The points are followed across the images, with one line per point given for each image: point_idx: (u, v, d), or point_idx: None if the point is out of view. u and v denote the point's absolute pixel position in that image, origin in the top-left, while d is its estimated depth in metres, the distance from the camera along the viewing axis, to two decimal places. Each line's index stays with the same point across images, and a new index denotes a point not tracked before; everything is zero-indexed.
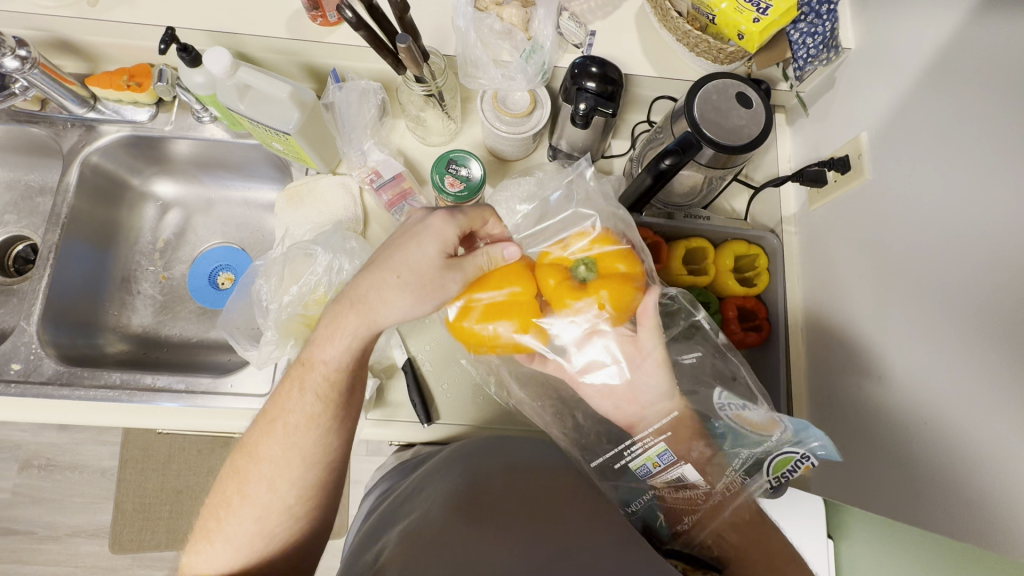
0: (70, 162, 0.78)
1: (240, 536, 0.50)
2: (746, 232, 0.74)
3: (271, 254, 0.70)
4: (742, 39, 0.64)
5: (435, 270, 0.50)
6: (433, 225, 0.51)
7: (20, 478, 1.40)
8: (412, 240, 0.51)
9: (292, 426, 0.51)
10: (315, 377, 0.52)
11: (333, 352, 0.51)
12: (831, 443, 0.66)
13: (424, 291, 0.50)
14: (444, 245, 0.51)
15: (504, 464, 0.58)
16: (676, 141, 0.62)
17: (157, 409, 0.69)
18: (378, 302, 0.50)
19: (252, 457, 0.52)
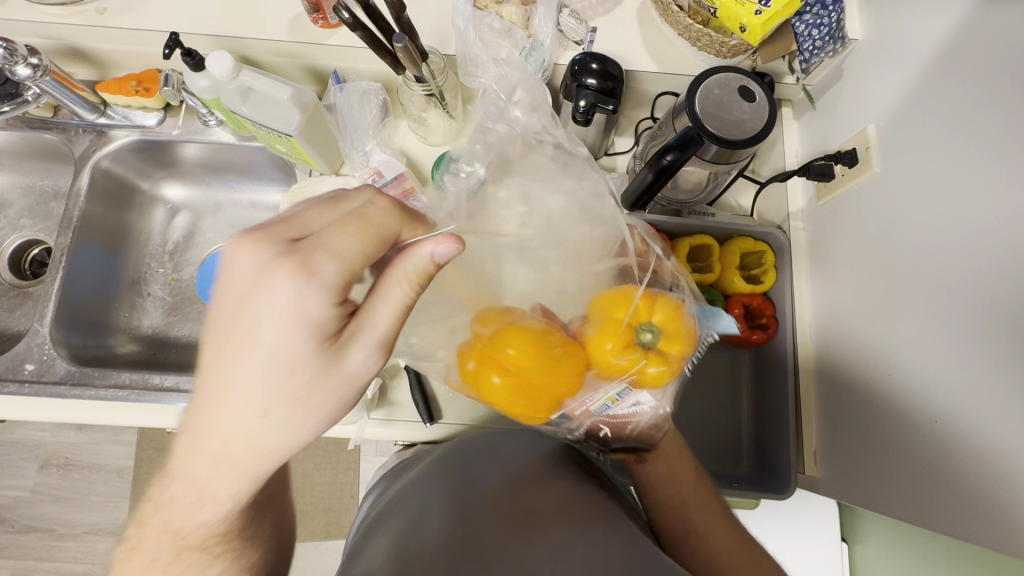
0: (82, 167, 0.80)
1: None
2: (752, 228, 0.73)
3: None
4: (743, 31, 0.63)
5: (326, 365, 0.40)
6: (291, 311, 0.38)
7: (40, 476, 1.43)
8: (266, 339, 0.38)
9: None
10: (185, 544, 0.42)
11: (207, 517, 0.41)
12: (840, 443, 0.64)
13: (323, 393, 0.40)
14: (325, 327, 0.39)
15: (499, 466, 0.58)
16: (678, 137, 0.61)
17: (166, 408, 0.70)
18: (253, 434, 0.39)
19: None
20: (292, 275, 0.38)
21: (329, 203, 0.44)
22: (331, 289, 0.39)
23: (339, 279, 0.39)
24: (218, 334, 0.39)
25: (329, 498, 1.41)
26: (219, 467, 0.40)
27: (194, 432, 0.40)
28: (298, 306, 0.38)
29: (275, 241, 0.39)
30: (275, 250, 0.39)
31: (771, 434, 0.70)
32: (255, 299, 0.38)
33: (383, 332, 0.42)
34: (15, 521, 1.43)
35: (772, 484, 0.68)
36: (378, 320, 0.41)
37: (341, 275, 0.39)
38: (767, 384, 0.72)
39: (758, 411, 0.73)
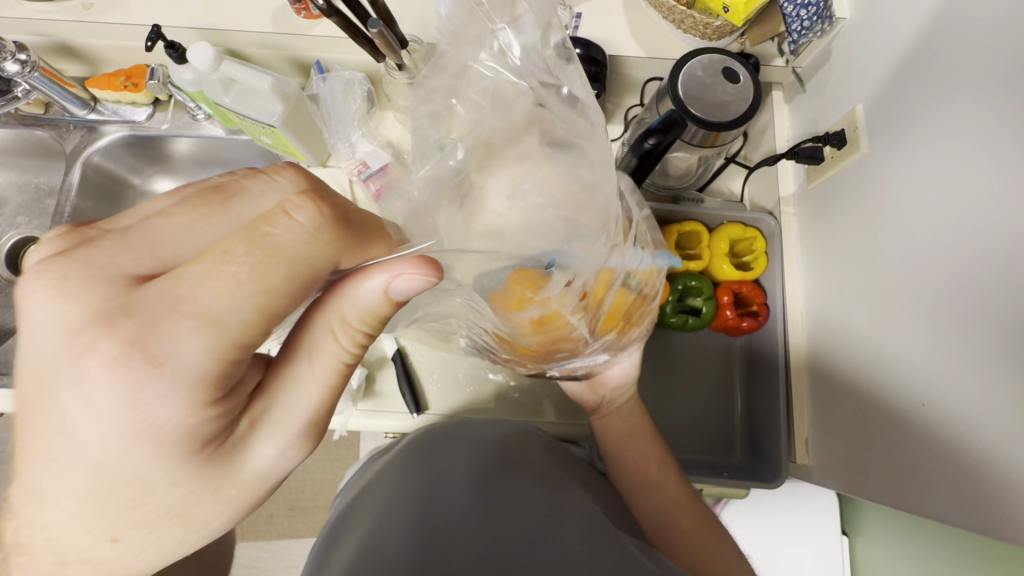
0: (73, 162, 0.81)
1: None
2: (742, 214, 0.71)
3: None
4: (727, 11, 0.63)
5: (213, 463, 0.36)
6: (141, 419, 0.32)
7: None
8: (112, 439, 0.32)
9: None
10: None
11: None
12: (830, 430, 0.63)
13: (211, 494, 0.37)
14: (195, 425, 0.34)
15: (461, 446, 0.60)
16: (661, 120, 0.60)
17: None
18: (117, 550, 0.36)
19: None
20: (128, 367, 0.30)
21: (201, 236, 0.35)
22: (195, 383, 0.32)
23: (206, 369, 0.32)
24: (32, 418, 0.33)
25: (328, 494, 1.42)
26: (74, 568, 0.36)
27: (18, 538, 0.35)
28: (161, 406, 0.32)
29: (114, 299, 0.31)
30: (108, 332, 0.30)
31: (762, 422, 0.69)
32: (89, 386, 0.31)
33: (300, 413, 0.39)
34: None
35: (763, 472, 0.66)
36: (294, 402, 0.39)
37: (209, 364, 0.32)
38: (759, 373, 0.71)
39: (750, 399, 0.72)
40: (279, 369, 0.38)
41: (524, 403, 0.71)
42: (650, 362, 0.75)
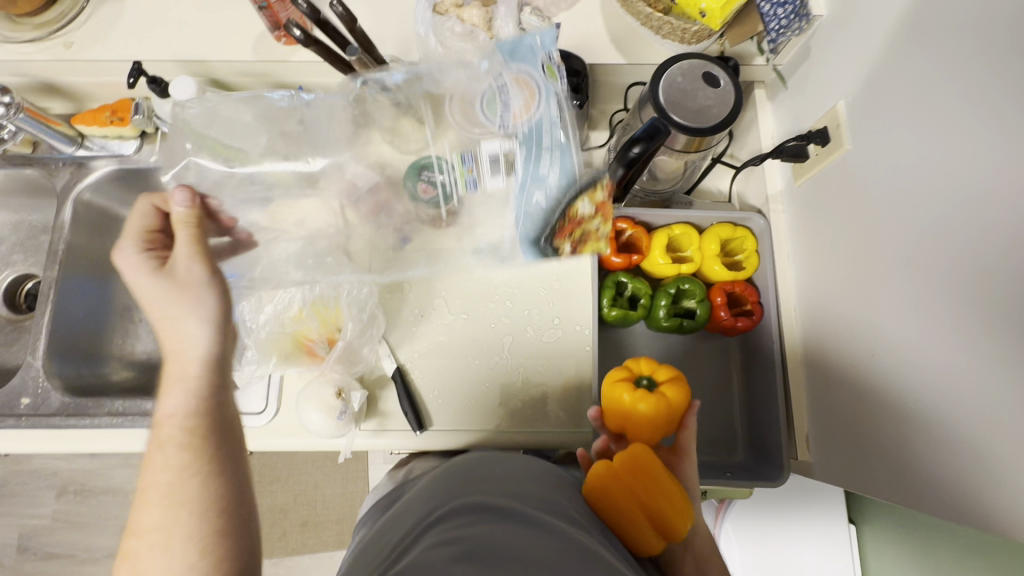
0: (64, 201, 0.81)
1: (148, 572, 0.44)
2: (732, 215, 0.71)
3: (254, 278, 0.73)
4: (704, 16, 0.64)
5: (171, 525, 0.46)
6: (179, 420, 0.49)
7: (59, 505, 1.49)
8: (175, 494, 0.47)
9: (156, 470, 0.47)
10: (167, 434, 0.49)
11: (177, 403, 0.50)
12: (831, 427, 0.63)
13: (139, 538, 0.46)
14: (216, 494, 0.48)
15: (495, 493, 0.51)
16: (644, 128, 0.60)
17: None
18: (176, 337, 0.53)
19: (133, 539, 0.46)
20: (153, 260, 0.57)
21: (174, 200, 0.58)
22: (206, 282, 0.55)
23: (200, 272, 0.56)
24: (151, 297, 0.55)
25: (340, 509, 1.43)
26: (173, 365, 0.53)
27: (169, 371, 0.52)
28: (183, 464, 0.48)
29: (151, 223, 0.59)
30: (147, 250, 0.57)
31: (762, 421, 0.69)
32: (186, 365, 0.52)
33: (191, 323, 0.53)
34: (37, 548, 1.48)
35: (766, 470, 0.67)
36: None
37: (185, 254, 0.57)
38: (758, 370, 0.71)
39: (749, 397, 0.73)
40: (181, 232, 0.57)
41: (524, 414, 0.70)
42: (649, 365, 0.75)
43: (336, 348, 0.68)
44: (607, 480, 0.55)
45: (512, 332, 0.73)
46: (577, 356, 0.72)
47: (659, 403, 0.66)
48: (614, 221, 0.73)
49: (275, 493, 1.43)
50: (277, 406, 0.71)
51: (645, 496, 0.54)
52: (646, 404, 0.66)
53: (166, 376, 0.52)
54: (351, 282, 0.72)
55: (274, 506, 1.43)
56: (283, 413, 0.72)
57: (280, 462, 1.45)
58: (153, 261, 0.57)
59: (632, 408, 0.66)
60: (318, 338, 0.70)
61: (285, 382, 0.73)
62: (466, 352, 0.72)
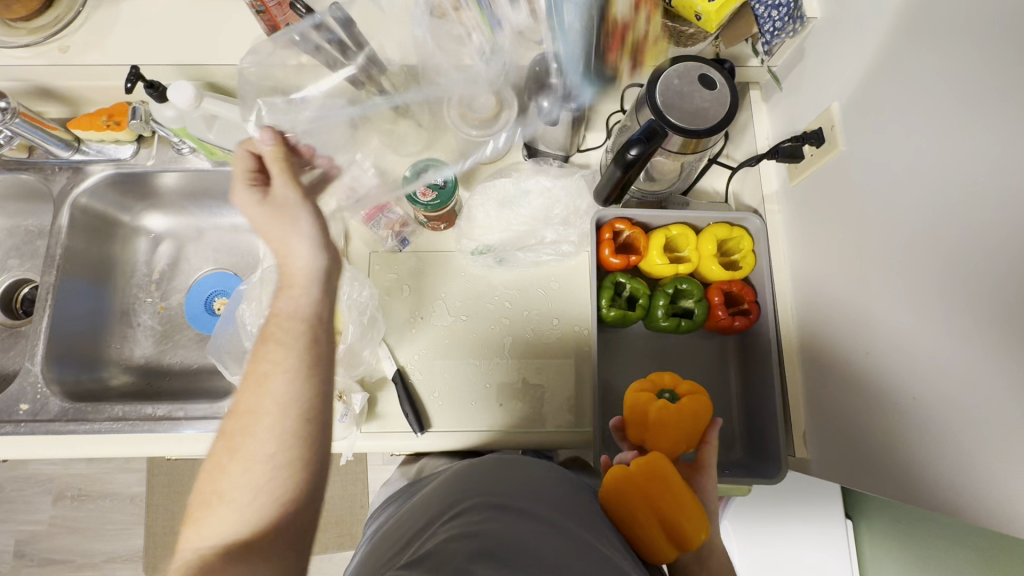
0: (61, 205, 0.81)
1: (249, 455, 0.47)
2: (728, 215, 0.72)
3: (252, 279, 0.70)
4: (699, 19, 0.64)
5: (267, 413, 0.48)
6: (289, 323, 0.52)
7: (56, 509, 1.49)
8: (274, 388, 0.49)
9: (265, 373, 0.49)
10: (283, 330, 0.51)
11: (292, 306, 0.53)
12: (828, 423, 0.64)
13: (239, 417, 0.49)
14: (308, 397, 0.50)
15: (510, 491, 0.53)
16: (641, 130, 0.61)
17: (178, 436, 0.72)
18: (289, 252, 0.54)
19: (236, 418, 0.49)
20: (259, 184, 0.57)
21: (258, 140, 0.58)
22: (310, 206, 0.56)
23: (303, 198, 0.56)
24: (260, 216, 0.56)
25: (340, 510, 1.44)
26: (288, 278, 0.54)
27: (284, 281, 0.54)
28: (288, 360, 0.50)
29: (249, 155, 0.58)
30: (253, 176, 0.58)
31: (761, 419, 0.70)
32: (298, 279, 0.54)
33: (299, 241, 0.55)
34: (35, 554, 1.47)
35: (764, 468, 0.68)
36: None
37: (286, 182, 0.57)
38: (755, 369, 0.72)
39: (746, 396, 0.73)
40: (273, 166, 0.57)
41: (525, 414, 0.70)
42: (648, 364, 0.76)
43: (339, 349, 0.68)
44: (622, 481, 0.57)
45: (511, 333, 0.73)
46: (577, 356, 0.73)
47: (685, 414, 0.64)
48: (611, 223, 0.74)
49: None
50: None
51: (657, 498, 0.55)
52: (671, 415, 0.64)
53: (279, 292, 0.54)
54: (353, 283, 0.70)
55: None
56: None
57: None
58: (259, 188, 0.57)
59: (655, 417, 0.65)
60: None
61: None
62: (467, 352, 0.73)
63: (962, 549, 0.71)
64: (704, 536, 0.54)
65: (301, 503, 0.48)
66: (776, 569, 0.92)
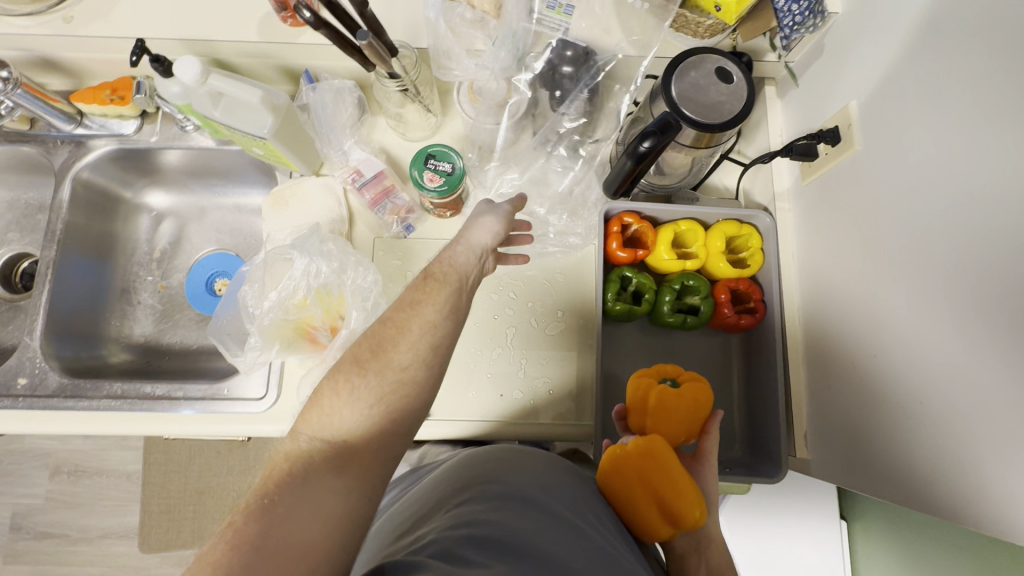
0: (62, 179, 0.80)
1: (390, 368, 0.45)
2: (737, 212, 0.71)
3: (253, 260, 0.69)
4: (719, 10, 0.64)
5: (413, 334, 0.47)
6: (450, 270, 0.52)
7: (52, 484, 1.49)
8: (434, 319, 0.48)
9: (426, 302, 0.48)
10: (451, 275, 0.52)
11: (465, 263, 0.54)
12: (830, 425, 0.64)
13: (384, 329, 0.47)
14: (449, 338, 0.49)
15: (511, 477, 0.54)
16: (655, 122, 0.60)
17: (173, 416, 0.72)
18: (467, 232, 0.57)
19: (385, 326, 0.47)
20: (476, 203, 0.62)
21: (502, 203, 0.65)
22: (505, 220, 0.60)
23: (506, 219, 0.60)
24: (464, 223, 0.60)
25: None
26: (460, 246, 0.55)
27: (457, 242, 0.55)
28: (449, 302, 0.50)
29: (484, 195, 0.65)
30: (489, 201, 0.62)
31: (762, 419, 0.69)
32: (469, 240, 0.55)
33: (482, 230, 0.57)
34: (30, 527, 1.48)
35: (764, 468, 0.67)
36: (299, 485, 0.38)
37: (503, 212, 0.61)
38: (759, 369, 0.71)
39: (749, 395, 0.73)
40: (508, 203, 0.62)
41: (526, 406, 0.70)
42: (651, 360, 0.75)
43: (339, 336, 0.65)
44: (620, 462, 0.58)
45: (515, 324, 0.73)
46: (579, 351, 0.72)
47: (686, 400, 0.63)
48: (619, 216, 0.72)
49: None
50: (276, 393, 0.72)
51: (656, 480, 0.56)
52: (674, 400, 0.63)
53: (448, 246, 0.56)
54: (357, 268, 0.67)
55: None
56: (282, 399, 0.72)
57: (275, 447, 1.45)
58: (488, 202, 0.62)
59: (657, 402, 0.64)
60: (321, 326, 0.66)
61: (285, 369, 0.73)
62: (470, 341, 0.72)
63: (958, 552, 0.71)
64: (700, 517, 0.54)
65: (403, 434, 0.45)
66: (768, 566, 0.92)
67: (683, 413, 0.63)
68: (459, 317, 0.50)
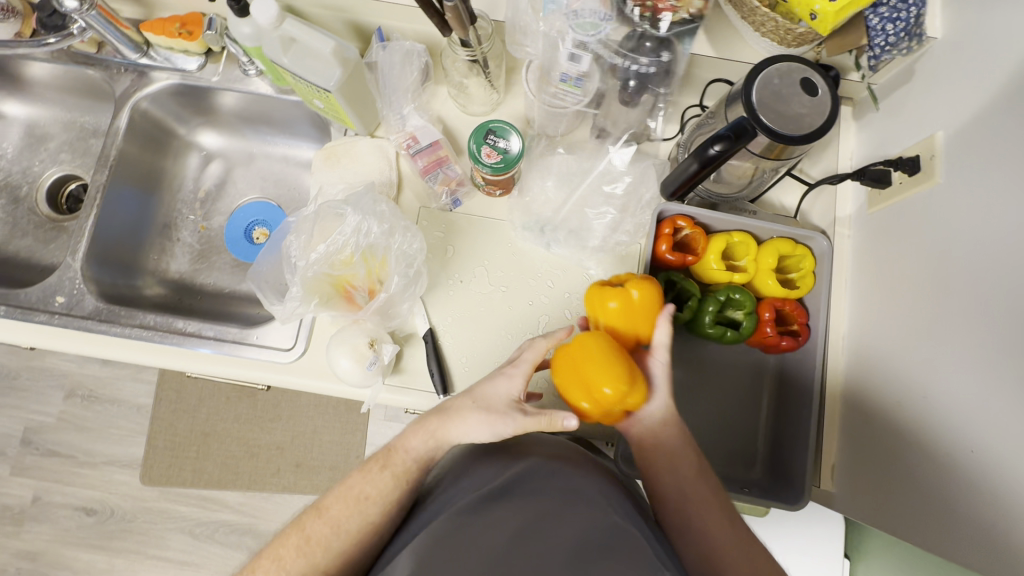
0: (122, 107, 0.81)
1: (315, 559, 0.52)
2: (794, 231, 0.69)
3: (302, 211, 0.68)
4: (813, 19, 0.60)
5: (348, 531, 0.53)
6: (410, 461, 0.56)
7: (65, 405, 1.53)
8: (366, 512, 0.54)
9: (365, 496, 0.55)
10: (398, 466, 0.56)
11: (418, 448, 0.56)
12: (859, 458, 0.62)
13: (321, 516, 0.54)
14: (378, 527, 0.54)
15: (522, 462, 0.53)
16: (729, 126, 0.58)
17: (195, 353, 0.73)
18: (453, 423, 0.55)
19: (320, 513, 0.54)
20: (505, 377, 0.57)
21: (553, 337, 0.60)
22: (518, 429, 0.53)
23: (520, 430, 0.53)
24: (466, 395, 0.56)
25: (336, 454, 1.50)
26: (426, 432, 0.56)
27: (434, 419, 0.57)
28: (387, 496, 0.55)
29: (528, 360, 0.58)
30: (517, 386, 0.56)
31: (787, 445, 0.68)
32: (444, 433, 0.55)
33: (480, 433, 0.54)
34: (40, 444, 1.52)
35: (784, 494, 0.65)
36: None
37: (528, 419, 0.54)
38: (792, 394, 0.69)
39: (777, 419, 0.71)
40: (543, 417, 0.54)
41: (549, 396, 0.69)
42: (680, 369, 0.74)
43: (377, 299, 0.66)
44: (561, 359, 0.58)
45: (546, 314, 0.72)
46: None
47: (629, 301, 0.61)
48: (672, 219, 0.69)
49: (275, 431, 1.51)
50: (305, 345, 0.72)
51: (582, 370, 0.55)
52: (618, 300, 0.61)
53: (415, 425, 0.58)
54: (405, 233, 0.66)
55: (273, 443, 1.50)
56: (308, 352, 0.72)
57: (282, 403, 1.52)
58: (517, 400, 0.55)
59: (605, 301, 0.62)
60: (360, 286, 0.67)
61: (316, 325, 0.72)
62: (503, 323, 0.71)
63: None
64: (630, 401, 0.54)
65: None
66: None
67: (632, 318, 0.61)
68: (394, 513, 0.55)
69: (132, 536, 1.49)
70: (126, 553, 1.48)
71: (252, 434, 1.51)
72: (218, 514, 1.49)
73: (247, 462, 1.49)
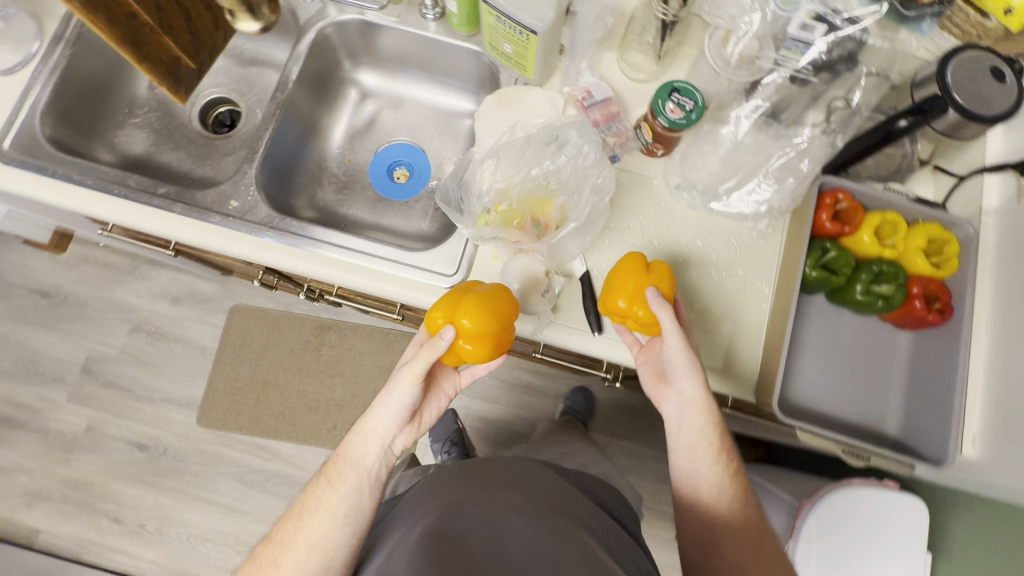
0: (306, 33, 0.85)
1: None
2: (943, 215, 0.73)
3: (506, 137, 0.75)
4: (1008, 14, 0.66)
5: (298, 548, 0.61)
6: (349, 466, 0.65)
7: (130, 338, 1.53)
8: (317, 528, 0.62)
9: (311, 514, 0.63)
10: (338, 472, 0.65)
11: (357, 455, 0.65)
12: (1009, 428, 0.67)
13: (271, 543, 0.64)
14: (331, 540, 0.62)
15: (489, 486, 0.59)
16: (919, 102, 0.63)
17: (258, 241, 0.76)
18: (369, 415, 0.66)
19: (268, 546, 0.64)
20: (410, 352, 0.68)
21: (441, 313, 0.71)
22: (412, 382, 0.63)
23: (415, 388, 0.63)
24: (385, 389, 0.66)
25: None
26: (357, 436, 0.66)
27: (359, 427, 0.66)
28: (322, 505, 0.63)
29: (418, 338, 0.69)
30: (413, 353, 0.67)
31: (929, 412, 0.71)
32: (364, 426, 0.65)
33: (394, 403, 0.64)
34: (100, 373, 1.52)
35: (929, 453, 0.70)
36: None
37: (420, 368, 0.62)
38: (931, 365, 0.73)
39: (913, 385, 0.74)
40: (428, 352, 0.61)
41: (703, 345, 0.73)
42: (811, 334, 0.78)
43: (551, 237, 0.71)
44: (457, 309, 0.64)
45: (697, 268, 0.75)
46: (743, 326, 0.73)
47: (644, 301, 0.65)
48: (831, 191, 0.74)
49: (335, 387, 1.52)
50: (467, 270, 0.75)
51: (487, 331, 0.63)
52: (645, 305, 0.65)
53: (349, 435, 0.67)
54: (599, 170, 0.72)
55: (332, 399, 1.51)
56: (470, 277, 0.75)
57: (345, 361, 1.54)
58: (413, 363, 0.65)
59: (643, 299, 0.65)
60: (539, 219, 0.74)
61: (478, 253, 0.75)
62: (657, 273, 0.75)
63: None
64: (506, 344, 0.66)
65: None
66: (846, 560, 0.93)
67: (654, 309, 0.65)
68: (343, 522, 0.63)
69: (181, 476, 1.47)
70: (174, 492, 1.46)
71: (312, 389, 1.52)
72: (270, 463, 1.48)
73: (305, 415, 1.50)
